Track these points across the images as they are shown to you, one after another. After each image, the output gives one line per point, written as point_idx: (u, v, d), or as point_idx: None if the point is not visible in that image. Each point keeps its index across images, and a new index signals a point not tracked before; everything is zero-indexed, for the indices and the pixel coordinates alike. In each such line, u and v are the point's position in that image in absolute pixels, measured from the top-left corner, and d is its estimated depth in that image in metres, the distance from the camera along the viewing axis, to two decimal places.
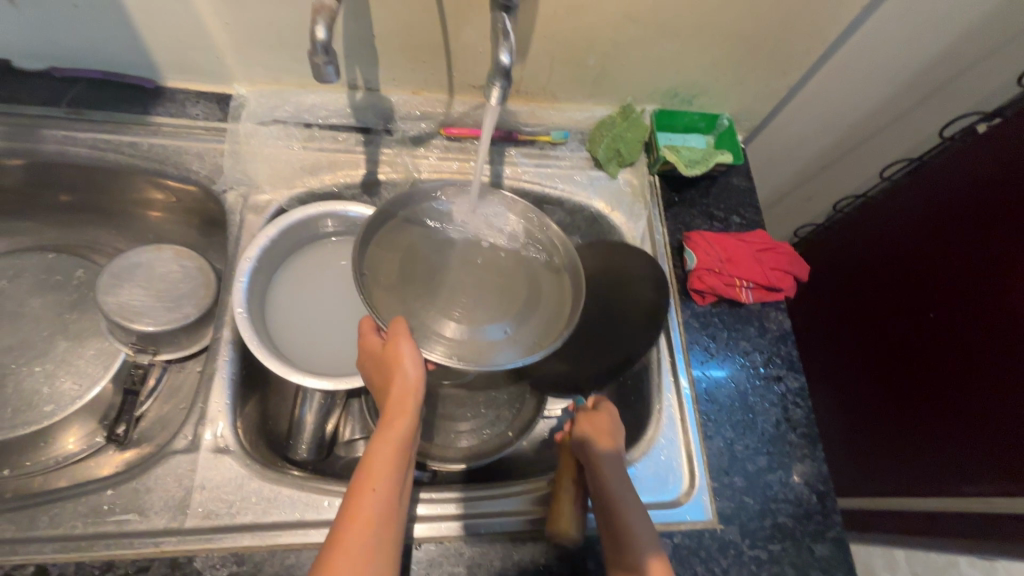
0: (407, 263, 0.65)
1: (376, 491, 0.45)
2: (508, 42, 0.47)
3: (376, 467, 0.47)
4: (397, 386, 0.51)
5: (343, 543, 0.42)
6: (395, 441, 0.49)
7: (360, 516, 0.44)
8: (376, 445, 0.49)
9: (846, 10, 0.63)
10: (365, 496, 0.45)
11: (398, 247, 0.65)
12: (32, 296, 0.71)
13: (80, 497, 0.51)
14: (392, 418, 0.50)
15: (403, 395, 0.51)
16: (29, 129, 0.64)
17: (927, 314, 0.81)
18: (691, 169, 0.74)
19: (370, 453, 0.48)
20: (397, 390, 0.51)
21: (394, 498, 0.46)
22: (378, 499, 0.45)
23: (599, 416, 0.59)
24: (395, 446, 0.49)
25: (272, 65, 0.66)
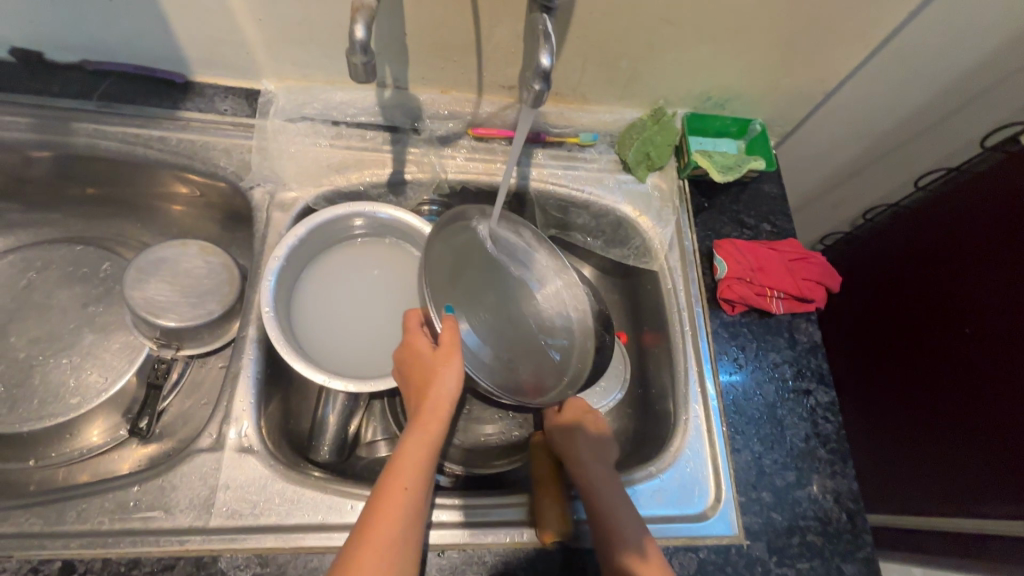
0: (456, 266, 0.65)
1: (408, 490, 0.47)
2: (549, 44, 0.45)
3: (409, 467, 0.48)
4: (436, 393, 0.52)
5: (374, 538, 0.44)
6: (426, 446, 0.50)
7: (392, 514, 0.45)
8: (408, 446, 0.50)
9: (891, 16, 0.61)
10: (397, 495, 0.46)
11: (456, 248, 0.66)
12: (59, 288, 0.71)
13: (106, 493, 0.51)
14: (426, 422, 0.52)
15: (440, 401, 0.52)
16: (60, 122, 0.64)
17: (963, 329, 0.78)
18: (724, 175, 0.72)
19: (402, 452, 0.49)
20: (434, 396, 0.52)
21: (422, 499, 0.48)
22: (408, 500, 0.47)
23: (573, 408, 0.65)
24: (428, 450, 0.50)
25: (302, 62, 0.65)
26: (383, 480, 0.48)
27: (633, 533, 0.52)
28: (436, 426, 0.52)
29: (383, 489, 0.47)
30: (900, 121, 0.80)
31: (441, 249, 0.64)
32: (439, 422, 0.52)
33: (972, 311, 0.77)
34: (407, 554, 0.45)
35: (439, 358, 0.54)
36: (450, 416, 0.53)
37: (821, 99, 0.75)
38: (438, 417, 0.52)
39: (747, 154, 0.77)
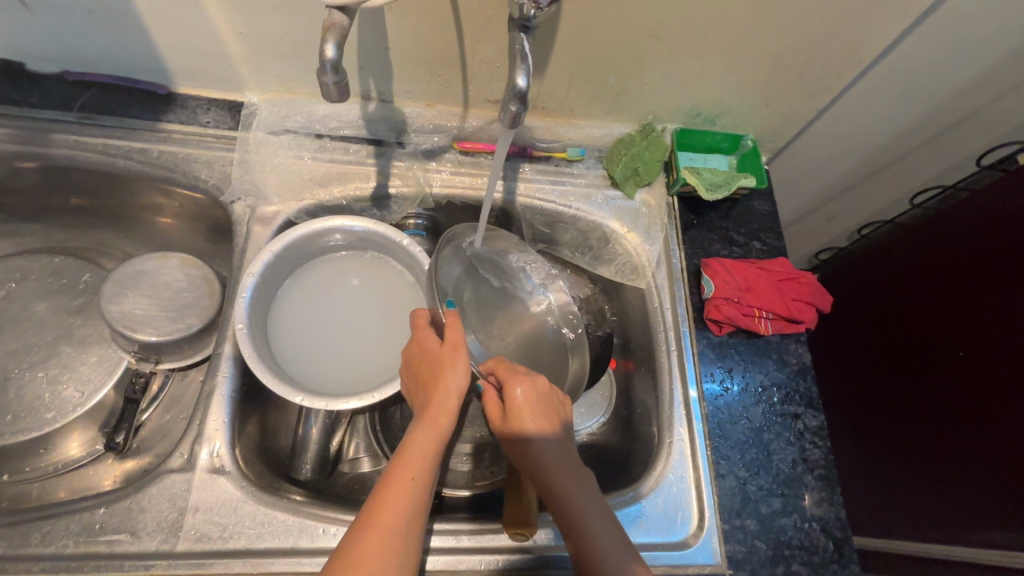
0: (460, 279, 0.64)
1: (415, 483, 0.46)
2: (525, 65, 0.45)
3: (416, 460, 0.47)
4: (444, 388, 0.52)
5: (377, 529, 0.43)
6: (434, 439, 0.50)
7: (396, 504, 0.44)
8: (416, 439, 0.49)
9: (882, 34, 0.60)
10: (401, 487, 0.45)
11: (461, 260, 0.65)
12: (38, 300, 0.71)
13: (72, 514, 0.50)
14: (435, 416, 0.51)
15: (449, 398, 0.52)
16: (40, 133, 0.64)
17: (956, 351, 0.76)
18: (713, 193, 0.71)
19: (409, 445, 0.49)
20: (443, 391, 0.52)
21: (427, 493, 0.47)
22: (414, 492, 0.46)
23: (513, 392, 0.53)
24: (434, 447, 0.49)
25: (285, 74, 0.65)
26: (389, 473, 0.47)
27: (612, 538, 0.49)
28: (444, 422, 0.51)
29: (388, 483, 0.46)
30: (893, 137, 0.79)
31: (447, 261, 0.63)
32: (448, 417, 0.51)
33: (963, 333, 0.76)
34: (409, 551, 0.43)
35: (449, 356, 0.54)
36: (457, 414, 0.52)
37: (813, 115, 0.74)
38: (447, 413, 0.51)
39: (737, 171, 0.76)
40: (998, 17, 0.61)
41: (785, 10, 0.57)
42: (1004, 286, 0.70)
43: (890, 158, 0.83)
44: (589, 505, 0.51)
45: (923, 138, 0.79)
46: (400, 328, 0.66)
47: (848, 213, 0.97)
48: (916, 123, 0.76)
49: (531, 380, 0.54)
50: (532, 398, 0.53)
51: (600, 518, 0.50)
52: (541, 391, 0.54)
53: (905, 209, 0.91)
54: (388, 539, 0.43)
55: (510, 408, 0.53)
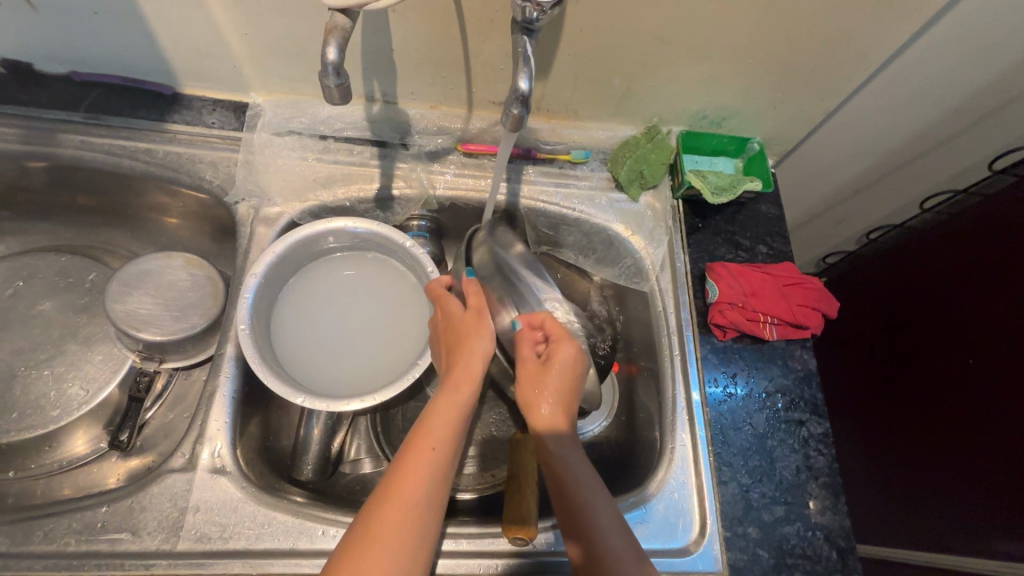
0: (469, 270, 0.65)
1: (435, 451, 0.47)
2: (528, 68, 0.45)
3: (437, 428, 0.48)
4: (467, 356, 0.53)
5: (399, 496, 0.44)
6: (457, 405, 0.50)
7: (419, 470, 0.45)
8: (440, 406, 0.50)
9: (891, 36, 0.59)
10: (423, 455, 0.46)
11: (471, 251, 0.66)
12: (45, 299, 0.71)
13: (75, 513, 0.51)
14: (459, 383, 0.52)
15: (473, 365, 0.53)
16: (48, 133, 0.64)
17: (966, 359, 0.75)
18: (718, 196, 0.70)
19: (433, 412, 0.49)
20: (466, 359, 0.53)
21: (450, 459, 0.48)
22: (436, 458, 0.46)
23: (564, 352, 0.55)
24: (457, 413, 0.50)
25: (289, 76, 0.65)
26: (410, 440, 0.48)
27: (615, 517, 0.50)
28: (467, 389, 0.52)
29: (411, 450, 0.47)
30: (903, 141, 0.78)
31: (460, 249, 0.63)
32: (472, 383, 0.52)
33: (972, 339, 0.74)
34: (427, 520, 0.44)
35: (472, 323, 0.56)
36: (482, 381, 0.53)
37: (821, 118, 0.73)
38: (471, 379, 0.52)
39: (744, 174, 0.75)
40: (1010, 19, 0.60)
41: (792, 12, 0.56)
42: (1013, 293, 0.69)
43: (899, 162, 0.82)
44: (591, 482, 0.51)
45: (932, 142, 0.77)
46: (402, 329, 0.66)
47: (856, 217, 0.96)
48: (927, 127, 0.75)
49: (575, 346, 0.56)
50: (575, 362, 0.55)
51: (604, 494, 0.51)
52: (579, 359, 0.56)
53: (914, 214, 0.89)
54: (410, 504, 0.44)
55: (548, 367, 0.55)
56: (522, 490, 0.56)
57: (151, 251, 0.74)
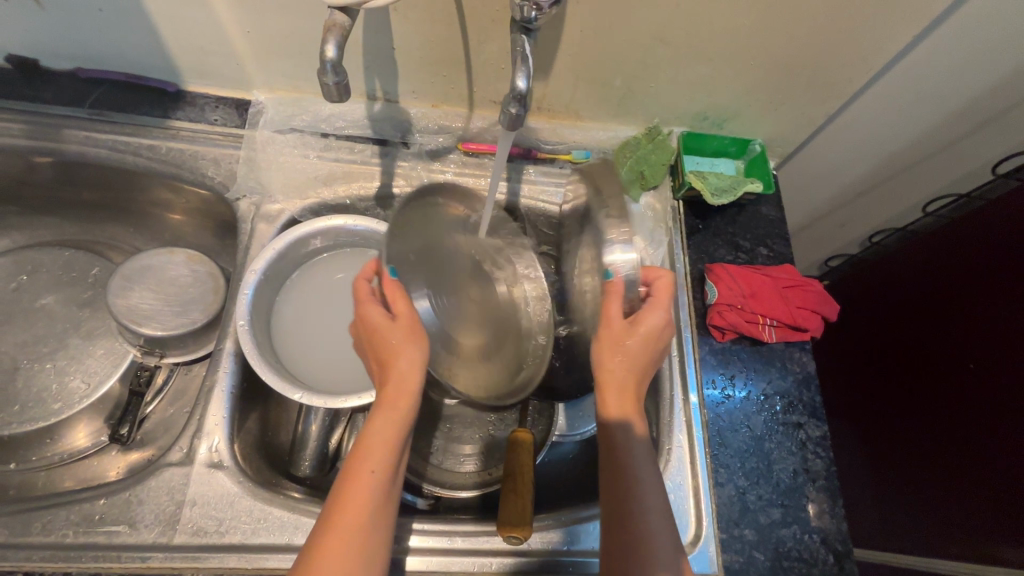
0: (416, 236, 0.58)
1: (374, 476, 0.44)
2: (526, 67, 0.45)
3: (375, 451, 0.45)
4: (400, 371, 0.48)
5: (338, 529, 0.42)
6: (394, 425, 0.47)
7: (357, 499, 0.43)
8: (376, 428, 0.46)
9: (892, 38, 0.59)
10: (361, 480, 0.44)
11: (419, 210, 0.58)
12: (48, 292, 0.72)
13: (73, 505, 0.51)
14: (394, 400, 0.48)
15: (410, 378, 0.48)
16: (52, 129, 0.65)
17: (966, 364, 0.74)
18: (718, 198, 0.70)
19: (368, 435, 0.46)
20: (398, 375, 0.48)
21: (391, 480, 0.46)
22: (376, 485, 0.44)
23: (649, 320, 0.53)
24: (395, 433, 0.47)
25: (291, 74, 0.65)
26: (348, 465, 0.45)
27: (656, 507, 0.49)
28: (404, 405, 0.48)
29: (348, 477, 0.44)
30: (906, 145, 0.77)
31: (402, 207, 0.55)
32: (408, 398, 0.48)
33: (973, 345, 0.74)
34: (373, 544, 0.43)
35: (403, 332, 0.49)
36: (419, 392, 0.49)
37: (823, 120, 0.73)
38: (408, 394, 0.48)
39: (745, 176, 0.75)
40: (1013, 23, 0.60)
41: (794, 13, 0.56)
42: (1013, 298, 0.69)
43: (903, 165, 0.81)
44: (643, 468, 0.51)
45: (935, 146, 0.77)
46: None
47: (859, 220, 0.95)
48: (930, 130, 0.74)
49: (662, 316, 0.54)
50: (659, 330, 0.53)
51: (650, 484, 0.50)
52: (663, 331, 0.54)
53: (917, 217, 0.88)
54: (351, 537, 0.42)
55: (634, 331, 0.52)
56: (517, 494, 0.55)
57: (153, 247, 0.75)
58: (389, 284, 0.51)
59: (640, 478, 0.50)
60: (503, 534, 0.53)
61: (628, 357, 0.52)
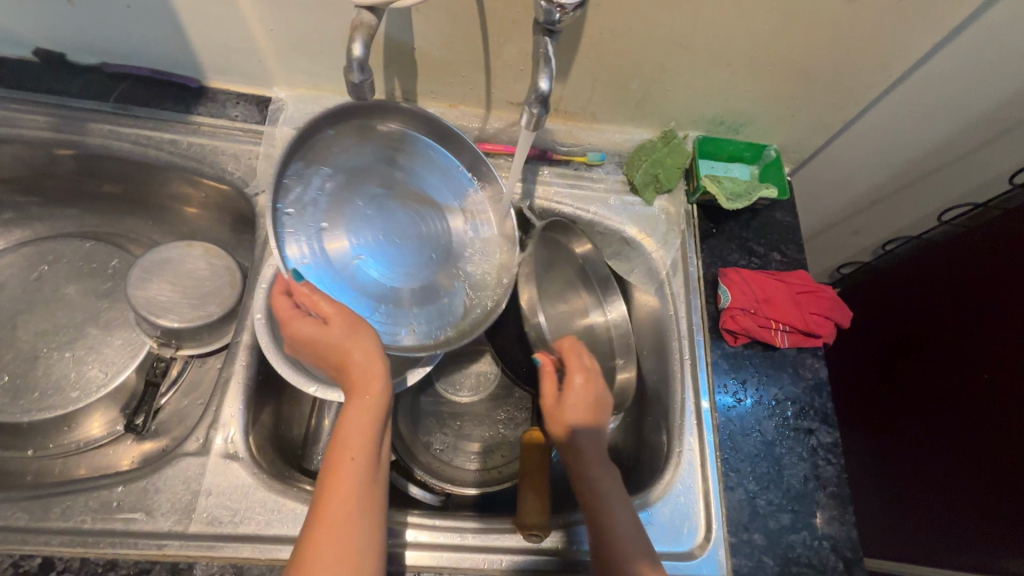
0: (321, 186, 0.57)
1: (355, 462, 0.44)
2: (549, 68, 0.45)
3: (351, 440, 0.45)
4: (358, 361, 0.48)
5: (327, 519, 0.42)
6: (368, 411, 0.47)
7: (341, 487, 0.43)
8: (349, 418, 0.46)
9: (912, 46, 0.59)
10: (342, 472, 0.44)
11: (310, 156, 0.56)
12: (69, 283, 0.73)
13: (93, 491, 0.52)
14: (364, 388, 0.48)
15: (370, 363, 0.48)
16: (78, 122, 0.66)
17: (980, 374, 0.74)
18: (733, 202, 0.70)
19: (344, 426, 0.46)
20: (358, 365, 0.48)
21: (373, 466, 0.45)
22: (358, 472, 0.44)
23: (575, 389, 0.59)
24: (370, 421, 0.47)
25: (312, 71, 0.66)
26: (328, 458, 0.45)
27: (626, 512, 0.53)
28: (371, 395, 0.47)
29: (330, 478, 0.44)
30: (923, 153, 0.77)
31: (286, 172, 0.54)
32: (376, 383, 0.48)
33: (986, 354, 0.74)
34: (367, 531, 0.43)
35: (350, 323, 0.49)
36: (388, 374, 0.49)
37: (840, 127, 0.73)
38: (375, 379, 0.48)
39: (760, 181, 0.75)
40: None
41: (813, 19, 0.56)
42: None
43: (920, 173, 0.81)
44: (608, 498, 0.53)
45: (951, 156, 0.77)
46: None
47: (872, 227, 0.95)
48: (948, 139, 0.74)
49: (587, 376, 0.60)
50: (589, 389, 0.59)
51: (613, 498, 0.53)
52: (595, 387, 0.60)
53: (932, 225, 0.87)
54: (339, 527, 0.41)
55: (565, 398, 0.59)
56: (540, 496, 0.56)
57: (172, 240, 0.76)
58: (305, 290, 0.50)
59: (604, 496, 0.53)
60: (524, 532, 0.55)
61: (569, 419, 0.58)
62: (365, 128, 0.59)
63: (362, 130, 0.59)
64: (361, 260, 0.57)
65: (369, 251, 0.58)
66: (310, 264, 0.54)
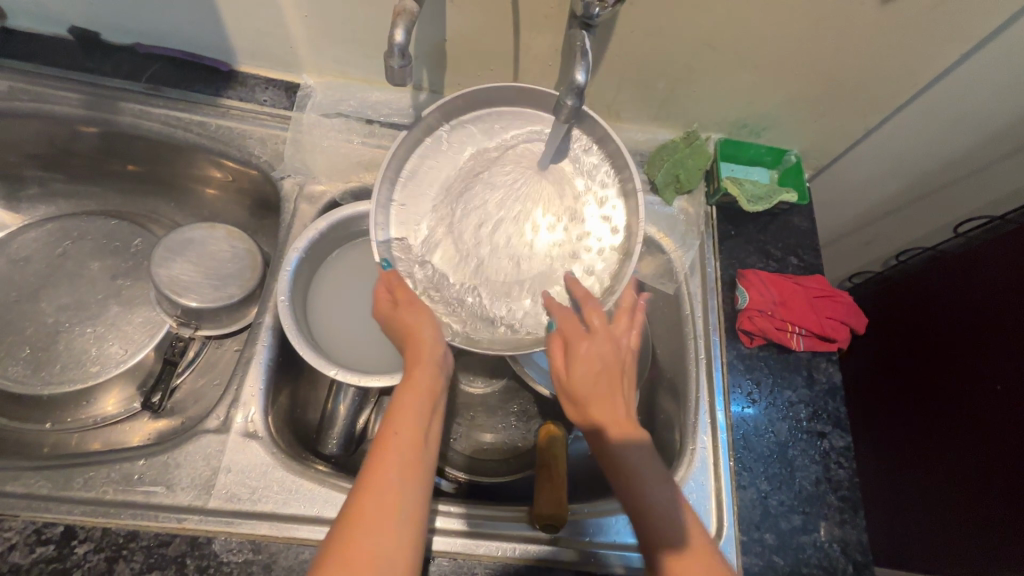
0: (438, 180, 0.59)
1: (400, 434, 0.45)
2: (586, 61, 0.45)
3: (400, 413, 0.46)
4: (413, 344, 0.51)
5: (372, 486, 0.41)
6: (418, 389, 0.48)
7: (386, 457, 0.43)
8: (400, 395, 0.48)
9: (937, 57, 0.60)
10: (390, 440, 0.44)
11: (427, 150, 0.59)
12: (92, 260, 0.74)
13: (114, 464, 0.53)
14: (414, 369, 0.49)
15: (420, 344, 0.50)
16: (109, 101, 0.67)
17: (992, 385, 0.74)
18: (753, 205, 0.72)
19: (396, 401, 0.47)
20: (413, 348, 0.51)
21: (421, 442, 0.45)
22: (405, 443, 0.44)
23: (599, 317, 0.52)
24: (418, 398, 0.47)
25: (343, 60, 0.67)
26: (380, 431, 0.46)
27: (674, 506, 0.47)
28: (421, 368, 0.49)
29: (377, 438, 0.45)
30: (941, 164, 0.78)
31: (398, 170, 0.58)
32: (426, 364, 0.50)
33: (994, 366, 0.74)
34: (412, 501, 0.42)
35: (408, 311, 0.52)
36: (439, 359, 0.51)
37: (860, 135, 0.74)
38: (424, 360, 0.50)
39: (779, 185, 0.75)
40: None
41: (841, 25, 0.57)
42: None
43: (936, 185, 0.81)
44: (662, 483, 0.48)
45: (969, 167, 0.77)
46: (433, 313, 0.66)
47: (886, 237, 0.95)
48: (967, 150, 0.74)
49: (598, 342, 0.50)
50: (601, 363, 0.49)
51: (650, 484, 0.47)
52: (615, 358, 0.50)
53: (946, 237, 0.87)
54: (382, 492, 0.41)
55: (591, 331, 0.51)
56: (554, 483, 0.56)
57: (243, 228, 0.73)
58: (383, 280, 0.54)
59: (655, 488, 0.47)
60: (540, 522, 0.55)
61: (580, 383, 0.49)
62: (498, 120, 0.60)
63: (494, 124, 0.60)
64: (465, 250, 0.57)
65: (490, 240, 0.57)
66: (416, 252, 0.57)
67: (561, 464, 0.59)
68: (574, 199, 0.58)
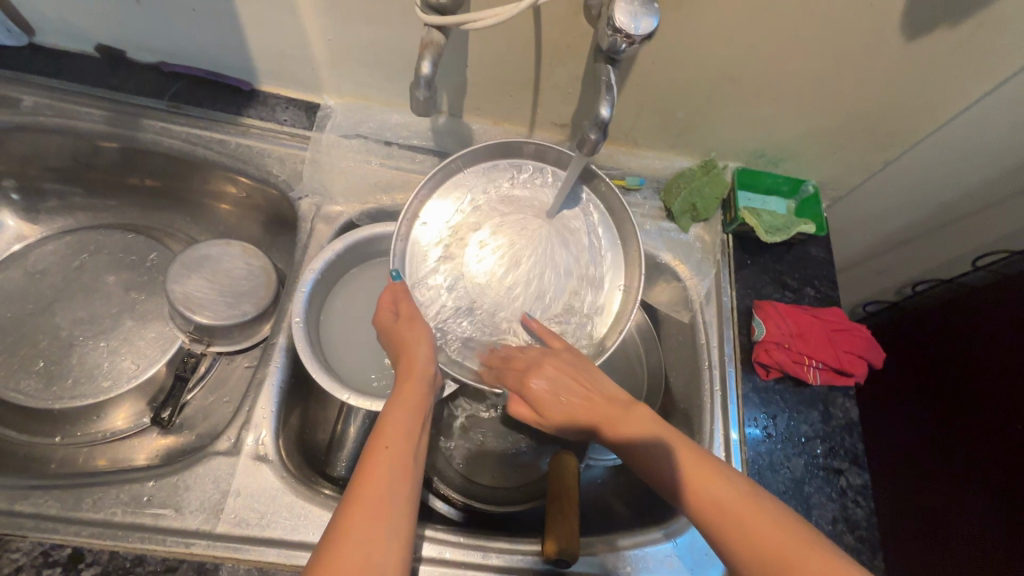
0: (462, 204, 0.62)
1: (390, 449, 0.44)
2: (610, 96, 0.46)
3: (392, 429, 0.45)
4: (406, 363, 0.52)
5: (360, 501, 0.40)
6: (407, 407, 0.48)
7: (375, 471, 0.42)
8: (390, 411, 0.47)
9: (959, 94, 0.60)
10: (378, 455, 0.43)
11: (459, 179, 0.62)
12: (108, 273, 0.74)
13: (125, 484, 0.52)
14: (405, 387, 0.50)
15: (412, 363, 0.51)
16: (132, 118, 0.68)
17: (1012, 426, 0.73)
18: (771, 235, 0.71)
19: (386, 417, 0.47)
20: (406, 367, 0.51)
21: (409, 459, 0.44)
22: (392, 459, 0.43)
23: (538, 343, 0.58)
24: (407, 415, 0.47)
25: (363, 82, 0.67)
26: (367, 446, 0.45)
27: (732, 511, 0.42)
28: (413, 381, 0.50)
29: (367, 450, 0.44)
30: (960, 197, 0.77)
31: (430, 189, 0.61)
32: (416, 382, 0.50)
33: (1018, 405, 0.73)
34: (397, 519, 0.40)
35: (405, 329, 0.53)
36: (429, 378, 0.51)
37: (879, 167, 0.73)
38: (416, 380, 0.50)
39: (796, 215, 0.75)
40: None
41: (864, 61, 0.57)
42: None
43: (952, 217, 0.80)
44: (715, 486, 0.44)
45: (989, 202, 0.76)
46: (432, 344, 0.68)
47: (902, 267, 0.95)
48: (985, 185, 0.74)
49: (543, 367, 0.55)
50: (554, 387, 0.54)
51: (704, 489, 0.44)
52: (562, 372, 0.54)
53: (966, 270, 0.85)
54: (370, 506, 0.40)
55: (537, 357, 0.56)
56: (562, 514, 0.56)
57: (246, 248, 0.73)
58: (388, 292, 0.56)
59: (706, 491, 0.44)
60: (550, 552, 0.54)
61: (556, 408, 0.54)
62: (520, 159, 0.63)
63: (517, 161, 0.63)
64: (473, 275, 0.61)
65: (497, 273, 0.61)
66: (426, 273, 0.60)
67: (572, 497, 0.58)
68: (594, 246, 0.63)
